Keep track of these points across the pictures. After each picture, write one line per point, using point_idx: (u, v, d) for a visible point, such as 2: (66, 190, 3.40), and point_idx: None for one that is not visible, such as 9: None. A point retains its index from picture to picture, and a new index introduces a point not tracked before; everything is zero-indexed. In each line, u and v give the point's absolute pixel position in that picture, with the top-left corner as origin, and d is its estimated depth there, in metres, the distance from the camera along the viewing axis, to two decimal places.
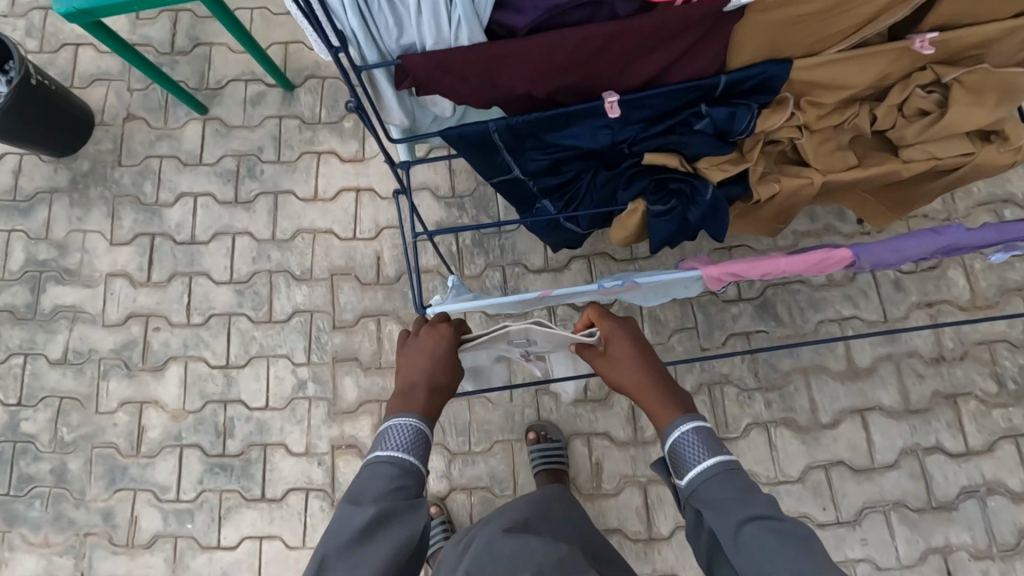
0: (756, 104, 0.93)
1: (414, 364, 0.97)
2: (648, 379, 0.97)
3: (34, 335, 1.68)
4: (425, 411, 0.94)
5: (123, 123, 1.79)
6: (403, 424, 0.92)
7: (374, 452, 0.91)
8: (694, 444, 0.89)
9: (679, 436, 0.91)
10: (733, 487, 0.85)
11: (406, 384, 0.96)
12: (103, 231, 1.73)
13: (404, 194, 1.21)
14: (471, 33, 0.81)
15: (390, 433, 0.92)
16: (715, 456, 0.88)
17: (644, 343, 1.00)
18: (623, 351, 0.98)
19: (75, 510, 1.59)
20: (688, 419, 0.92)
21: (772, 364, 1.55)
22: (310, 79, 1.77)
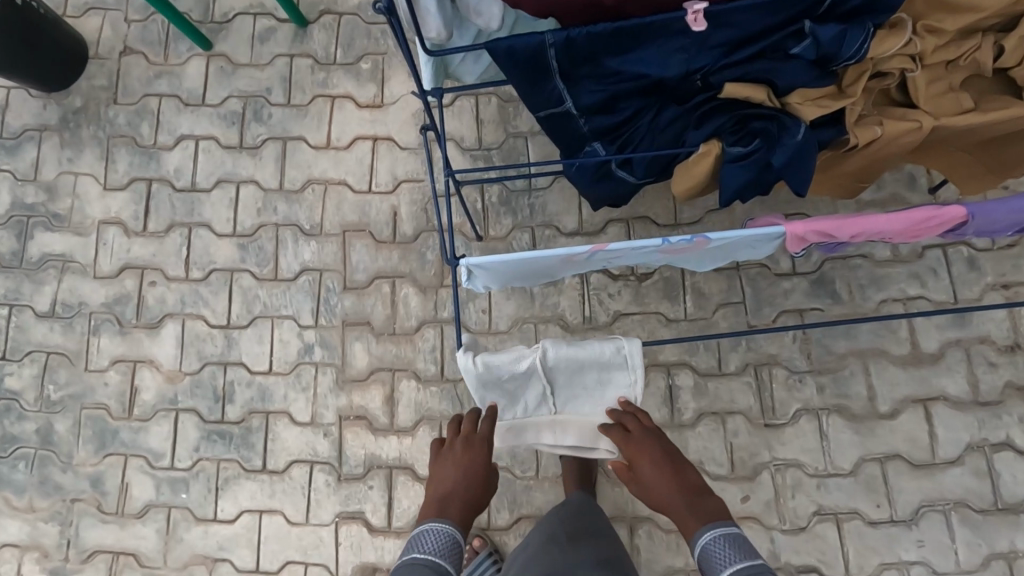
0: (869, 25, 0.77)
1: (448, 472, 1.05)
2: (674, 495, 1.02)
3: (19, 285, 1.55)
4: (458, 522, 1.02)
5: (119, 56, 1.63)
6: (441, 530, 1.01)
7: (413, 552, 0.99)
8: (720, 557, 0.96)
9: (704, 547, 0.98)
10: None
11: (441, 492, 1.03)
12: (96, 174, 1.58)
13: (434, 133, 1.07)
14: None
15: (429, 539, 0.99)
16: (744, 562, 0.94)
17: (669, 458, 1.04)
18: (650, 471, 1.03)
19: (62, 474, 1.48)
20: (714, 530, 0.98)
21: (826, 346, 1.41)
22: (325, 15, 1.60)
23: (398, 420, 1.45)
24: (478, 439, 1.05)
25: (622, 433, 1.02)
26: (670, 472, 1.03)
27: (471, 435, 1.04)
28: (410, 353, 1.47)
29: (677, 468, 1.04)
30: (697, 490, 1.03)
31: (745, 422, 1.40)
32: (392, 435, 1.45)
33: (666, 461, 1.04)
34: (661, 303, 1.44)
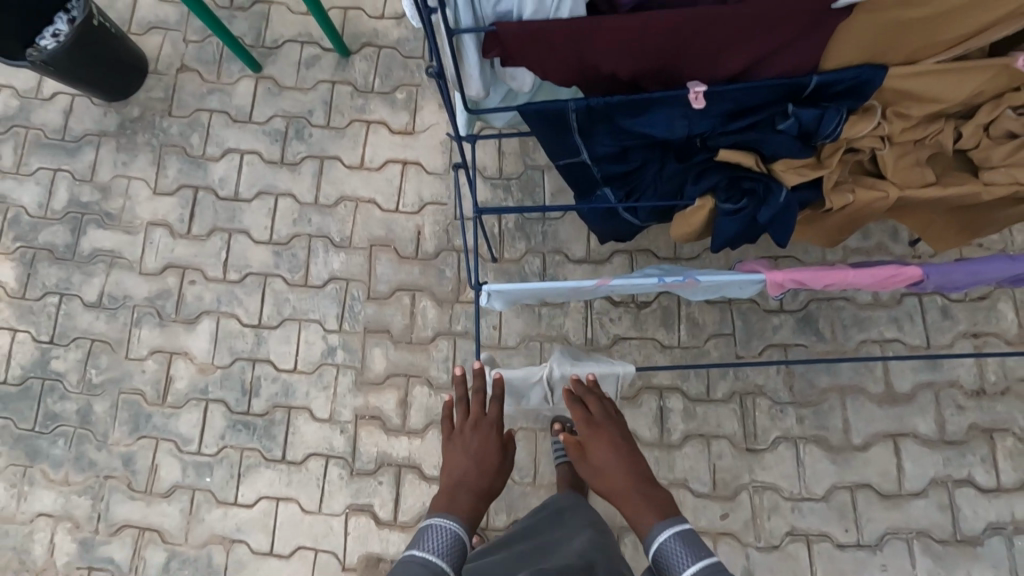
0: (845, 108, 0.90)
1: (462, 461, 1.09)
2: (633, 487, 1.03)
3: (70, 276, 1.69)
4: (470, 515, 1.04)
5: (176, 72, 1.78)
6: (445, 527, 1.01)
7: (413, 549, 1.00)
8: (674, 554, 0.95)
9: (662, 544, 0.97)
10: None
11: (454, 483, 1.07)
12: (147, 178, 1.73)
13: (463, 168, 1.19)
14: (574, 4, 0.79)
15: (430, 535, 1.00)
16: (700, 561, 0.93)
17: (625, 443, 1.07)
18: (603, 455, 1.06)
19: (97, 452, 1.61)
20: (671, 525, 0.98)
21: (807, 380, 1.53)
22: (366, 47, 1.75)
23: (410, 422, 1.58)
24: (489, 425, 1.11)
25: (583, 409, 1.09)
26: (629, 464, 1.05)
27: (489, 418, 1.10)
28: (424, 361, 1.60)
29: (639, 462, 1.06)
30: (656, 487, 1.04)
31: (729, 445, 1.52)
32: (403, 436, 1.57)
33: (624, 447, 1.07)
34: (658, 330, 1.57)
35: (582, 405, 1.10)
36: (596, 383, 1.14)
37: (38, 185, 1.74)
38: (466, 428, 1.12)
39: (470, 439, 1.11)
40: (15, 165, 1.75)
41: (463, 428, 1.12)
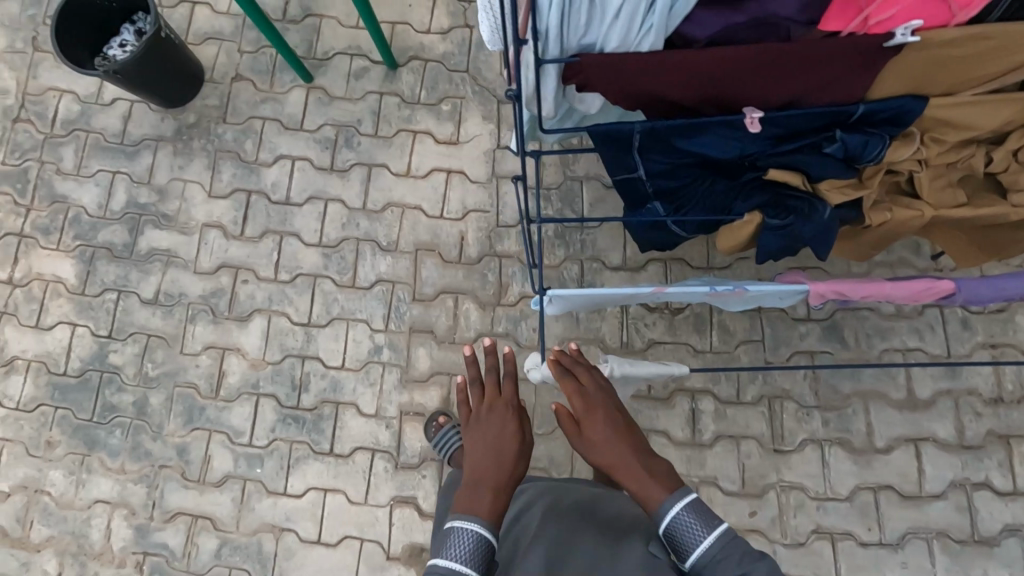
0: (887, 134, 0.98)
1: (481, 445, 1.09)
2: (631, 459, 1.04)
3: (128, 273, 1.77)
4: (493, 505, 1.01)
5: (231, 81, 1.86)
6: (468, 530, 0.97)
7: (437, 558, 0.95)
8: (685, 525, 0.94)
9: (673, 519, 0.96)
10: (730, 561, 0.90)
11: (476, 470, 1.05)
12: (202, 182, 1.81)
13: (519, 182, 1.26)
14: (654, 39, 0.86)
15: (454, 542, 0.95)
16: (712, 530, 0.93)
17: (619, 417, 1.10)
18: (598, 428, 1.08)
19: (152, 442, 1.68)
20: (679, 497, 0.97)
21: (832, 386, 1.60)
22: (413, 60, 1.84)
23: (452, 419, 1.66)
24: (505, 405, 1.15)
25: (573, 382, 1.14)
26: (622, 434, 1.08)
27: (498, 398, 1.14)
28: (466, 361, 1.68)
29: (633, 434, 1.08)
30: (652, 456, 1.04)
31: (758, 446, 1.59)
32: None
33: (619, 421, 1.10)
34: (690, 335, 1.64)
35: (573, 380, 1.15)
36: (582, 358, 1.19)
37: (98, 186, 1.82)
38: (483, 412, 1.15)
39: (486, 423, 1.13)
40: (76, 167, 1.83)
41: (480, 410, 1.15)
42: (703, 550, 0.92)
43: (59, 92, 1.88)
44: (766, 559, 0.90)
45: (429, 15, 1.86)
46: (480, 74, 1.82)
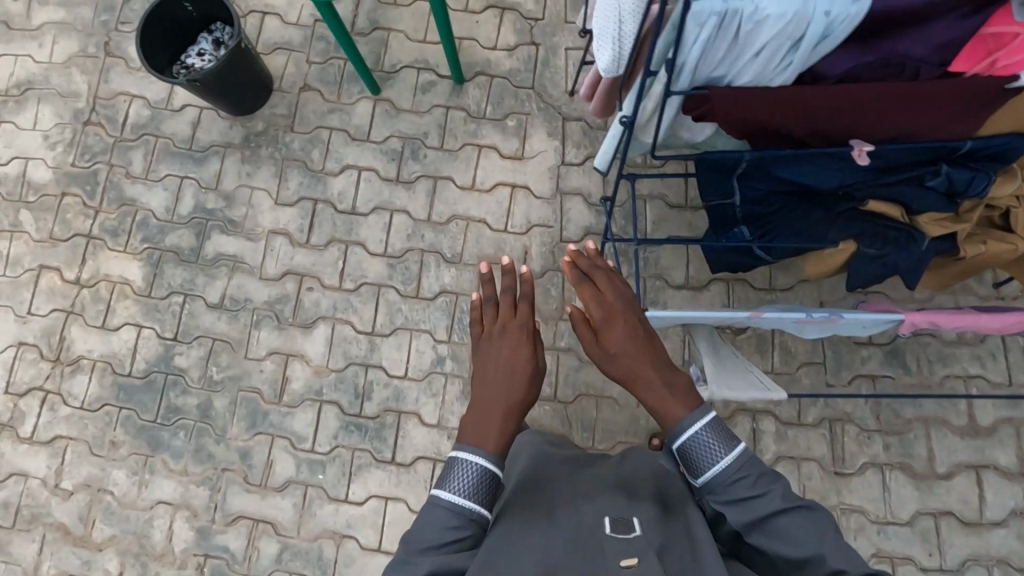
0: (991, 170, 1.00)
1: (495, 366, 1.07)
2: (651, 375, 1.05)
3: (195, 277, 1.79)
4: (504, 430, 1.01)
5: (299, 91, 1.89)
6: (471, 462, 0.97)
7: (438, 490, 0.96)
8: (704, 444, 0.98)
9: (692, 437, 0.98)
10: (747, 481, 0.96)
11: (487, 394, 1.04)
12: (270, 189, 1.83)
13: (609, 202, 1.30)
14: (786, 75, 0.87)
15: (458, 470, 0.96)
16: (731, 451, 0.96)
17: (638, 324, 1.10)
18: (618, 336, 1.08)
19: (215, 445, 1.70)
20: (698, 414, 1.00)
21: (894, 411, 1.62)
22: (479, 75, 1.87)
23: None
24: (524, 322, 1.11)
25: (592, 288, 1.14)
26: (641, 344, 1.07)
27: (517, 310, 1.11)
28: None
29: (653, 346, 1.08)
30: (672, 372, 1.06)
31: (819, 468, 1.60)
32: None
33: (638, 329, 1.09)
34: (752, 355, 1.66)
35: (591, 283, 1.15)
36: (601, 260, 1.18)
37: (166, 190, 1.85)
38: (501, 331, 1.11)
39: (501, 340, 1.11)
40: (145, 171, 1.86)
41: (497, 325, 1.12)
42: (721, 468, 0.96)
43: (130, 97, 1.91)
44: (778, 478, 0.96)
45: (495, 31, 1.89)
46: (545, 90, 1.85)
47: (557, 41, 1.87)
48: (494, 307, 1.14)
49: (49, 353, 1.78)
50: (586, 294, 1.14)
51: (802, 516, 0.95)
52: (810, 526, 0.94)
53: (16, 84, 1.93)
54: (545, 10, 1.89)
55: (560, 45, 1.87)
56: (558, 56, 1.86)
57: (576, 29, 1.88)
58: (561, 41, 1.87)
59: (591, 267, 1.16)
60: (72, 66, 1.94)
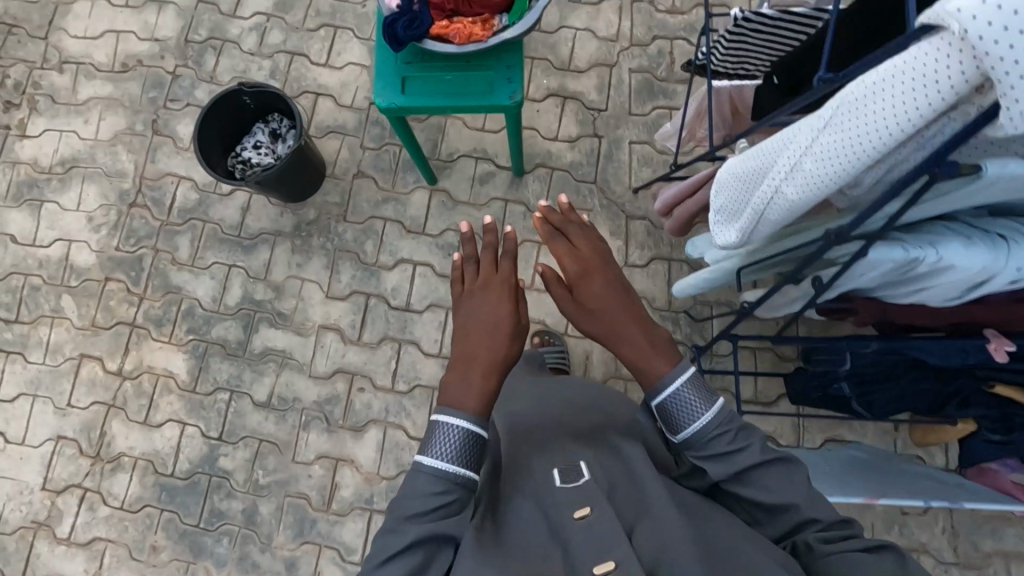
0: None
1: (473, 326, 1.01)
2: (629, 324, 1.01)
3: (242, 373, 1.73)
4: (482, 391, 0.95)
5: (352, 178, 1.83)
6: (454, 425, 0.91)
7: (421, 457, 0.90)
8: (684, 401, 0.94)
9: (672, 397, 0.95)
10: (727, 437, 0.92)
11: (465, 357, 0.98)
12: (321, 282, 1.77)
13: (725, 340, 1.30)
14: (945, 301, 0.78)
15: (442, 433, 0.90)
16: (711, 407, 0.93)
17: (615, 279, 1.06)
18: (595, 289, 1.04)
19: (260, 554, 1.63)
20: (678, 371, 0.96)
21: (972, 543, 1.55)
22: (540, 167, 1.81)
23: None
24: (502, 280, 1.05)
25: (567, 244, 1.09)
26: (619, 299, 1.03)
27: (497, 272, 1.04)
28: None
29: (631, 300, 1.05)
30: (652, 326, 1.02)
31: None
32: None
33: (616, 283, 1.06)
34: None
35: (567, 240, 1.10)
36: (574, 213, 1.12)
37: (214, 279, 1.79)
38: (477, 290, 1.05)
39: (479, 299, 1.04)
40: (192, 258, 1.81)
41: (473, 285, 1.05)
42: (701, 425, 0.93)
43: (177, 179, 1.85)
44: (757, 430, 0.93)
45: (557, 121, 1.83)
46: (607, 186, 1.78)
47: (621, 133, 1.81)
48: (471, 267, 1.07)
49: (88, 449, 1.72)
50: (559, 249, 1.08)
51: (780, 468, 0.91)
52: (789, 480, 0.90)
53: (60, 161, 1.87)
54: (608, 101, 1.84)
55: (624, 138, 1.81)
56: (622, 150, 1.80)
57: (640, 121, 1.82)
58: (624, 134, 1.81)
59: (564, 224, 1.10)
60: (118, 144, 1.88)
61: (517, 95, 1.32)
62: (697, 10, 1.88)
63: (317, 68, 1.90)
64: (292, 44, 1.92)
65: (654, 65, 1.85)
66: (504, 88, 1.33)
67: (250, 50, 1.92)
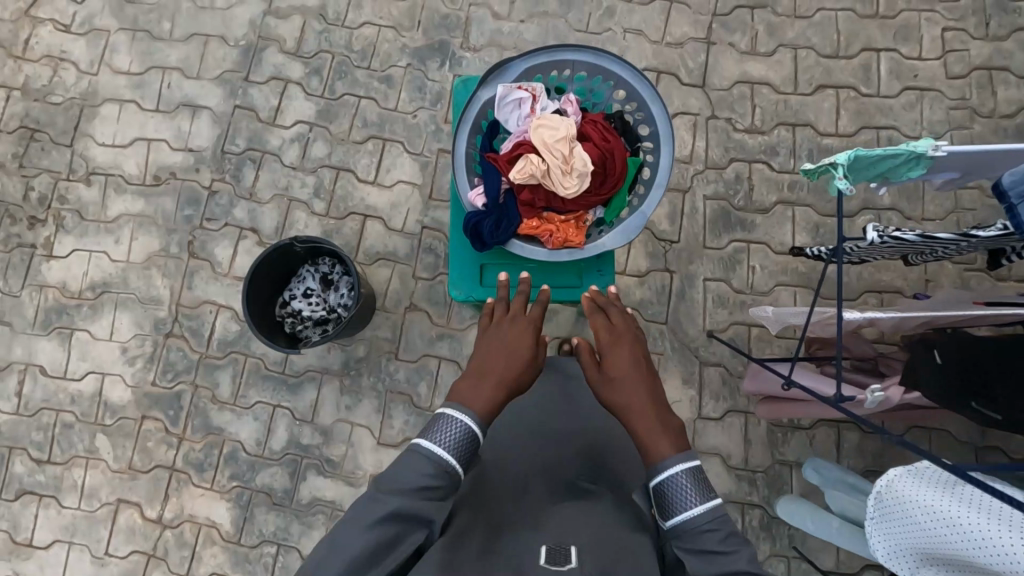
0: None
1: (491, 353, 1.05)
2: (642, 395, 1.00)
3: (288, 525, 1.64)
4: (478, 412, 0.95)
5: (404, 311, 1.71)
6: (455, 422, 0.92)
7: (421, 438, 0.91)
8: (678, 489, 0.87)
9: (665, 478, 0.89)
10: (717, 536, 0.84)
11: (474, 376, 1.00)
12: (372, 427, 1.67)
13: None
14: None
15: (441, 425, 0.91)
16: (707, 501, 0.86)
17: (640, 356, 1.06)
18: (619, 361, 1.05)
19: None
20: (682, 457, 0.90)
21: None
22: None
23: None
24: (523, 321, 1.10)
25: (604, 320, 1.12)
26: (641, 377, 1.03)
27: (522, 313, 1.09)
28: None
29: (653, 380, 1.03)
30: (668, 410, 0.98)
31: None
32: None
33: (641, 363, 1.06)
34: None
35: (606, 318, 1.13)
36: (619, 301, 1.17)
37: (257, 420, 1.69)
38: (502, 322, 1.09)
39: (499, 332, 1.08)
40: (233, 395, 1.70)
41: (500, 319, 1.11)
42: (690, 516, 0.85)
43: (217, 307, 1.74)
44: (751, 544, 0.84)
45: (626, 254, 1.69)
46: (680, 327, 1.66)
47: (695, 269, 1.68)
48: (500, 307, 1.13)
49: None
50: (597, 322, 1.12)
51: None
52: None
53: (90, 285, 1.75)
54: (681, 231, 1.70)
55: (698, 275, 1.68)
56: (695, 287, 1.67)
57: (715, 255, 1.68)
58: (698, 269, 1.68)
59: (607, 303, 1.16)
60: (151, 266, 1.75)
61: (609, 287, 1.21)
62: (779, 130, 1.72)
63: (364, 186, 1.76)
64: (337, 158, 1.78)
65: (731, 192, 1.71)
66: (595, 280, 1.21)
67: (292, 163, 1.78)
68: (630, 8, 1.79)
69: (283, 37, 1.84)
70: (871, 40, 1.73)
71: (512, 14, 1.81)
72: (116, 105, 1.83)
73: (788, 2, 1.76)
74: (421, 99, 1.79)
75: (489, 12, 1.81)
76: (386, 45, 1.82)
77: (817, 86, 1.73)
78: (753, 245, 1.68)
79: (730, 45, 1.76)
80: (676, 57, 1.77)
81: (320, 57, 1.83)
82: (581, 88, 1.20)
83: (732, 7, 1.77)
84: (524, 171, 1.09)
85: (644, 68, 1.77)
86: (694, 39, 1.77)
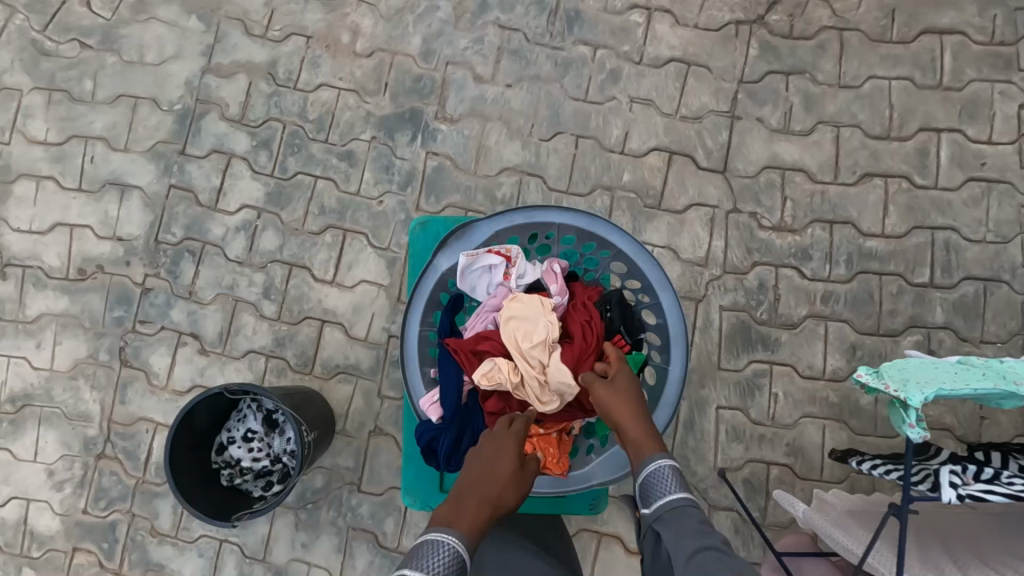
0: None
1: (473, 465, 0.87)
2: (634, 408, 0.87)
3: None
4: (465, 529, 0.78)
5: (368, 436, 1.48)
6: (440, 544, 0.76)
7: (405, 567, 0.74)
8: (659, 477, 0.80)
9: (648, 469, 0.82)
10: (692, 521, 0.75)
11: (456, 493, 0.83)
12: (331, 568, 1.46)
13: None
14: None
15: (427, 550, 0.75)
16: (681, 491, 0.79)
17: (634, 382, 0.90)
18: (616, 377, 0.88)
19: None
20: (664, 457, 0.83)
21: None
22: None
23: None
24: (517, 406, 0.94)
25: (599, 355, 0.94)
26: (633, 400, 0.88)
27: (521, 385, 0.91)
28: None
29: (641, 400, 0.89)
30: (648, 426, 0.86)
31: None
32: None
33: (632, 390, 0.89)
34: None
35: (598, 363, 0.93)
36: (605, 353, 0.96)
37: (202, 556, 1.48)
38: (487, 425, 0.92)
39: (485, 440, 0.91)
40: (175, 527, 1.49)
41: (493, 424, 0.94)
42: (665, 499, 0.78)
43: (154, 425, 1.51)
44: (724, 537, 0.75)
45: None
46: (686, 465, 1.40)
47: (706, 394, 1.42)
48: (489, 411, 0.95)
49: None
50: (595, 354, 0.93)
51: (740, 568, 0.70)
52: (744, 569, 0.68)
53: (10, 397, 1.53)
54: (692, 349, 1.43)
55: (710, 401, 1.42)
56: (706, 417, 1.41)
57: (731, 378, 1.43)
58: (710, 395, 1.42)
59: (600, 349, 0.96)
60: (78, 376, 1.52)
61: (599, 505, 1.13)
62: (813, 228, 1.44)
63: (321, 287, 1.50)
64: (289, 252, 1.51)
65: (753, 302, 1.44)
66: (586, 496, 1.13)
67: (237, 257, 1.52)
68: (639, 72, 1.48)
69: (225, 101, 1.55)
70: (930, 117, 1.44)
71: (497, 77, 1.51)
72: (32, 182, 1.56)
73: (830, 69, 1.46)
74: (387, 181, 1.51)
75: (469, 75, 1.51)
76: (347, 113, 1.53)
77: (861, 174, 1.44)
78: (776, 368, 1.42)
79: (759, 120, 1.46)
80: (693, 134, 1.47)
81: (269, 126, 1.54)
82: (569, 251, 1.02)
83: (763, 72, 1.47)
84: (490, 376, 0.90)
85: (654, 147, 1.47)
86: (716, 112, 1.47)
